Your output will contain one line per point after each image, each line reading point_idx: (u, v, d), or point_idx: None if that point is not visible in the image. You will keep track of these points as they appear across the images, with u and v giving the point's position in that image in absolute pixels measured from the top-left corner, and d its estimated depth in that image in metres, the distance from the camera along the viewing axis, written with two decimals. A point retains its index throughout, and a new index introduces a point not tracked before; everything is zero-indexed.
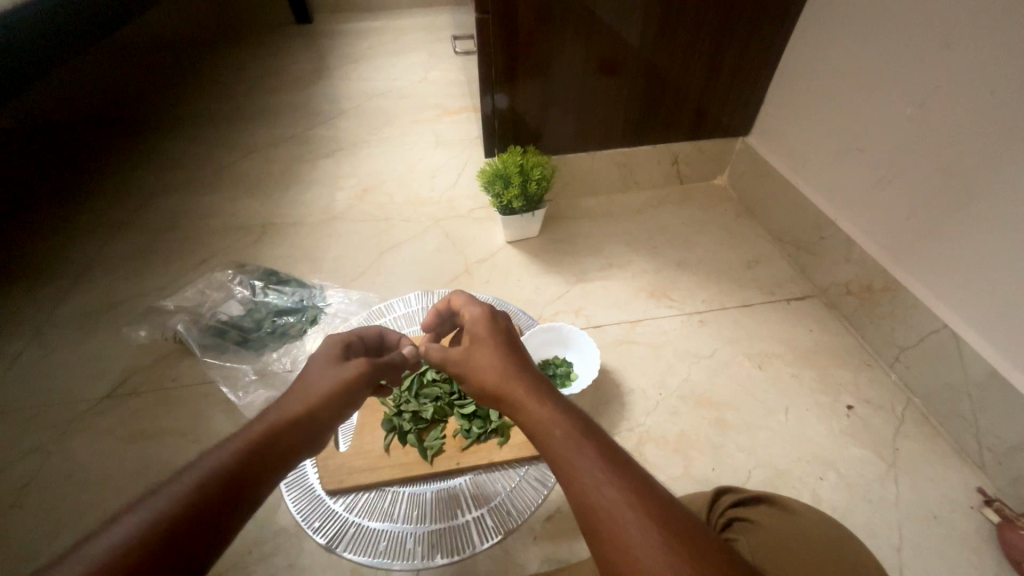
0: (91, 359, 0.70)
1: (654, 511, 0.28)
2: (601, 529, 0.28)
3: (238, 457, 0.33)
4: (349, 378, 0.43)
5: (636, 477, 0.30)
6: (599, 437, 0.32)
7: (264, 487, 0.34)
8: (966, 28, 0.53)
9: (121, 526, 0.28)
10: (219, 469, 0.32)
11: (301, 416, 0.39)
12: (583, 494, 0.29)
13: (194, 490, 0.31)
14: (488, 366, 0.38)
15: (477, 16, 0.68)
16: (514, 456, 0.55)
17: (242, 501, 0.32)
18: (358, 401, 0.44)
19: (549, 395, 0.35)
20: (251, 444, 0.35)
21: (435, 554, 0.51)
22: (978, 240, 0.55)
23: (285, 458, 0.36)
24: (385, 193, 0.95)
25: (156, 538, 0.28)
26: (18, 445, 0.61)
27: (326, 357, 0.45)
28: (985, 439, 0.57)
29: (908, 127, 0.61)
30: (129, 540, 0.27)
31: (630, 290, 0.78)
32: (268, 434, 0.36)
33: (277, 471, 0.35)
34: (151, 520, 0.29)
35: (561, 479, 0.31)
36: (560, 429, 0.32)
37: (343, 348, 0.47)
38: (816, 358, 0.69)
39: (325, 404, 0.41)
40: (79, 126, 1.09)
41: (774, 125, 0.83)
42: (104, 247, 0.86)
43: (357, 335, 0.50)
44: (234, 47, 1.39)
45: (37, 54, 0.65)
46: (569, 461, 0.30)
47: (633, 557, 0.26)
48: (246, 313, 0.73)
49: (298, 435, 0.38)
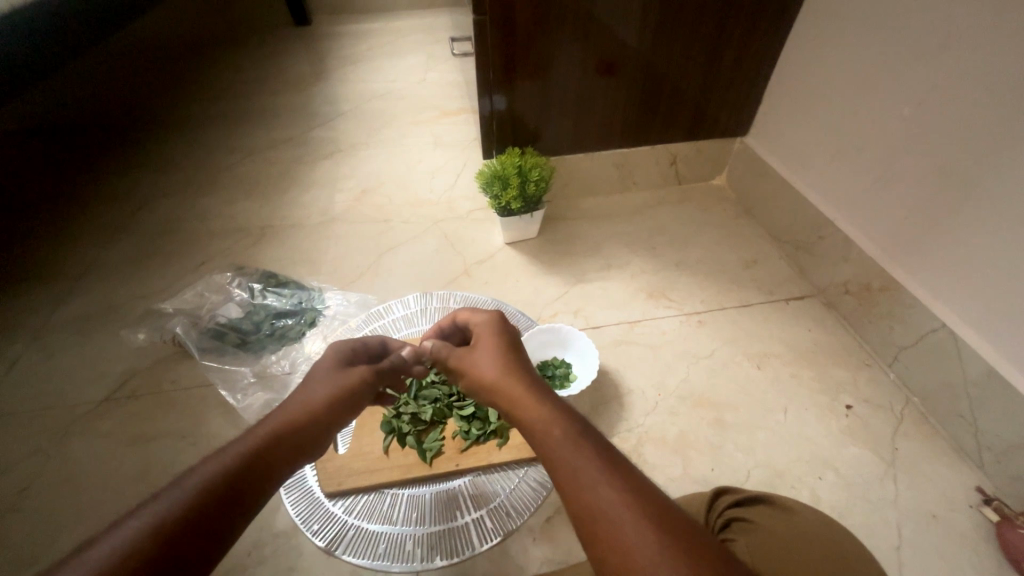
0: (90, 361, 0.70)
1: (650, 510, 0.28)
2: (596, 528, 0.28)
3: (239, 461, 0.34)
4: (351, 384, 0.44)
5: (634, 481, 0.30)
6: (598, 438, 0.32)
7: (265, 490, 0.34)
8: (964, 26, 0.53)
9: (120, 530, 0.28)
10: (220, 472, 0.32)
11: (301, 420, 0.39)
12: (579, 492, 0.29)
13: (195, 494, 0.31)
14: (490, 370, 0.39)
15: (476, 17, 0.68)
16: (513, 457, 0.56)
17: (243, 505, 0.32)
18: (358, 406, 0.44)
19: (548, 396, 0.36)
20: (251, 448, 0.35)
21: (435, 555, 0.51)
22: (976, 240, 0.55)
23: (286, 462, 0.36)
24: (385, 194, 0.95)
25: (157, 542, 0.28)
26: (18, 448, 0.62)
27: (330, 362, 0.46)
28: (984, 437, 0.57)
29: (906, 127, 0.61)
30: (128, 544, 0.27)
31: (629, 290, 0.78)
32: (269, 438, 0.36)
33: (278, 475, 0.35)
34: (152, 524, 0.29)
35: (556, 479, 0.31)
36: (557, 428, 0.33)
37: (348, 354, 0.48)
38: (815, 358, 0.69)
39: (327, 408, 0.41)
40: (78, 128, 1.10)
41: (773, 124, 0.83)
42: (104, 249, 0.86)
43: (360, 341, 0.50)
44: (231, 49, 1.39)
45: (33, 56, 0.65)
46: (566, 460, 0.31)
47: (628, 555, 0.26)
48: (246, 315, 0.73)
49: (299, 439, 0.38)
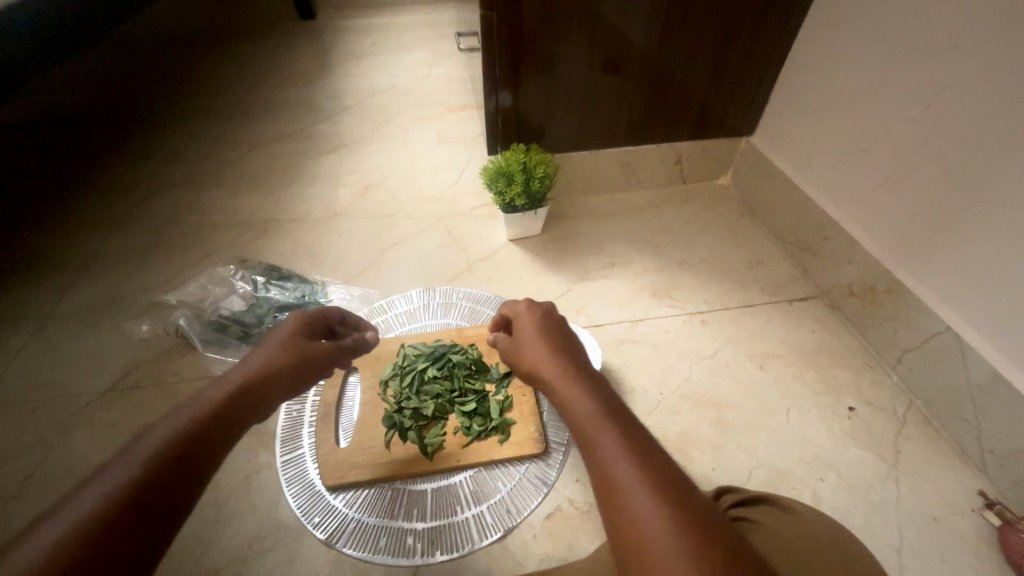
0: (92, 352, 0.70)
1: (668, 490, 0.28)
2: (613, 499, 0.29)
3: (194, 425, 0.34)
4: (307, 354, 0.45)
5: (654, 458, 0.30)
6: (625, 417, 0.33)
7: (222, 449, 0.35)
8: (976, 28, 0.52)
9: (74, 503, 0.28)
10: (173, 437, 0.33)
11: (256, 383, 0.40)
12: (602, 465, 0.30)
13: (150, 460, 0.31)
14: (532, 347, 0.41)
15: (482, 12, 0.67)
16: (514, 453, 0.56)
17: (200, 466, 0.33)
18: (310, 377, 0.45)
19: (580, 375, 0.37)
20: (205, 414, 0.35)
21: (435, 550, 0.51)
22: (982, 244, 0.55)
23: (239, 424, 0.37)
24: (387, 190, 0.95)
25: (117, 510, 0.28)
26: (19, 438, 0.62)
27: (293, 329, 0.47)
28: (987, 440, 0.57)
29: (914, 129, 0.60)
30: (83, 518, 0.27)
31: (631, 289, 0.78)
32: (223, 401, 0.37)
33: (232, 435, 0.36)
34: (105, 498, 0.28)
35: (584, 450, 0.32)
36: (588, 404, 0.34)
37: (309, 324, 0.49)
38: (817, 360, 0.69)
39: (283, 375, 0.42)
40: (82, 120, 1.10)
41: (779, 125, 0.83)
42: (107, 241, 0.86)
43: (321, 312, 0.51)
44: (233, 43, 1.39)
45: (34, 50, 0.64)
46: (593, 430, 0.32)
47: (639, 532, 0.27)
48: (248, 309, 0.73)
49: (251, 402, 0.39)
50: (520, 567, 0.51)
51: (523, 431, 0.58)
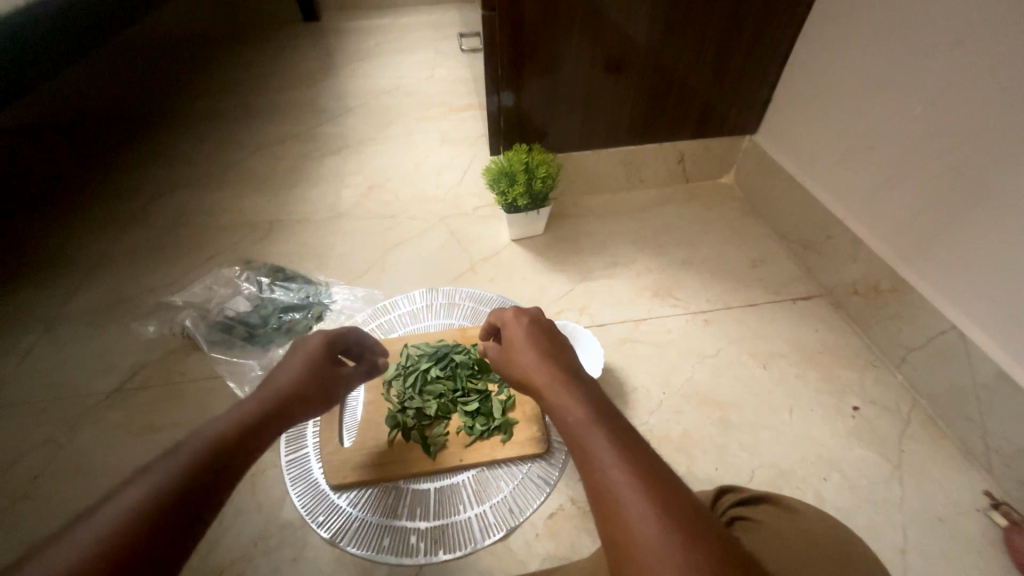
0: (100, 353, 0.71)
1: (662, 494, 0.28)
2: (607, 505, 0.29)
3: (212, 449, 0.34)
4: (324, 378, 0.45)
5: (647, 463, 0.30)
6: (618, 422, 0.33)
7: (237, 475, 0.35)
8: (980, 25, 0.52)
9: (93, 523, 0.28)
10: (193, 460, 0.33)
11: (271, 407, 0.40)
12: (596, 471, 0.30)
13: (169, 481, 0.31)
14: (522, 354, 0.41)
15: (483, 13, 0.67)
16: (516, 453, 0.57)
17: (216, 489, 0.33)
18: (324, 400, 0.46)
19: (571, 381, 0.37)
20: (222, 439, 0.35)
21: (438, 549, 0.52)
22: (987, 243, 0.54)
23: (254, 447, 0.37)
24: (390, 191, 0.95)
25: (135, 530, 0.28)
26: (29, 437, 0.63)
27: (317, 347, 0.47)
28: (993, 440, 0.56)
29: (918, 127, 0.60)
30: (100, 538, 0.27)
31: (634, 288, 0.78)
32: (240, 425, 0.37)
33: (247, 459, 0.36)
34: (122, 517, 0.29)
35: (578, 458, 0.32)
36: (579, 411, 0.34)
37: (332, 343, 0.49)
38: (821, 359, 0.69)
39: (298, 399, 0.42)
40: (89, 123, 1.11)
41: (782, 123, 0.82)
42: (114, 243, 0.87)
43: (343, 332, 0.51)
44: (238, 45, 1.40)
45: (42, 55, 0.65)
46: (586, 439, 0.32)
47: (633, 538, 0.27)
48: (253, 309, 0.74)
49: (267, 427, 0.39)
50: (522, 566, 0.51)
51: (526, 431, 0.58)
